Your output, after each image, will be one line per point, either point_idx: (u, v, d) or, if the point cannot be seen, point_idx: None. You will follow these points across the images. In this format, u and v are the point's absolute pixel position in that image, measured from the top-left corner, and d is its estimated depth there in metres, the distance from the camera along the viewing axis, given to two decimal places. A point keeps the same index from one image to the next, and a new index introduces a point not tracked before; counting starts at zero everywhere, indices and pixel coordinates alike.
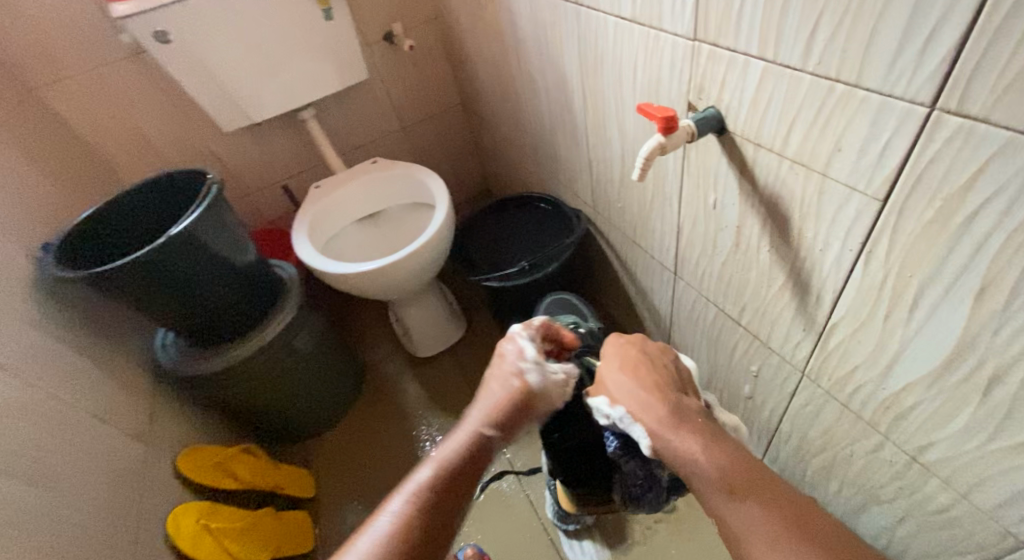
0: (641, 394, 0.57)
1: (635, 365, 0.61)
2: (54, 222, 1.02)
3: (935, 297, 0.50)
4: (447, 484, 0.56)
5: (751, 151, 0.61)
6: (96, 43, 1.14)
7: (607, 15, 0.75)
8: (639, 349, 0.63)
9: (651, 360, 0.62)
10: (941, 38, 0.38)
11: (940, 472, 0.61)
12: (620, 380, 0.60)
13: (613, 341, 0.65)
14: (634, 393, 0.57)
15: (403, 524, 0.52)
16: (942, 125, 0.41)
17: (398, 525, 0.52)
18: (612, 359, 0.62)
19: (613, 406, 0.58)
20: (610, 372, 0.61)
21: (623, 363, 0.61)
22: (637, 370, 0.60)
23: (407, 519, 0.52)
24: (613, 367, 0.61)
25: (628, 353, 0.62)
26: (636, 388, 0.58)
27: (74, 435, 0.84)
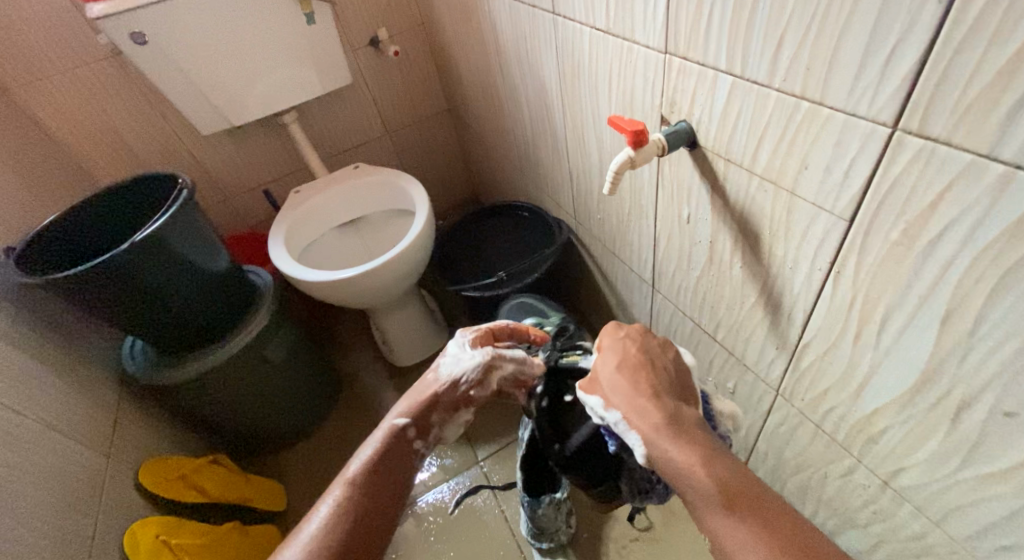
0: (638, 398, 0.54)
1: (635, 366, 0.57)
2: (20, 226, 0.99)
3: (902, 321, 0.48)
4: (377, 476, 0.58)
5: (722, 166, 0.60)
6: (70, 43, 1.12)
7: (583, 25, 0.73)
8: (640, 348, 0.59)
9: (651, 360, 0.58)
10: (903, 57, 0.37)
11: (912, 499, 0.59)
12: (616, 381, 0.56)
13: (611, 334, 0.61)
14: (630, 399, 0.54)
15: (337, 517, 0.53)
16: (904, 147, 0.40)
17: (332, 520, 0.53)
18: (610, 357, 0.59)
19: (608, 410, 0.56)
20: (607, 370, 0.58)
21: (623, 362, 0.58)
22: (636, 372, 0.56)
23: (341, 512, 0.53)
24: (611, 366, 0.58)
25: (628, 351, 0.59)
26: (634, 393, 0.54)
27: (28, 447, 0.81)
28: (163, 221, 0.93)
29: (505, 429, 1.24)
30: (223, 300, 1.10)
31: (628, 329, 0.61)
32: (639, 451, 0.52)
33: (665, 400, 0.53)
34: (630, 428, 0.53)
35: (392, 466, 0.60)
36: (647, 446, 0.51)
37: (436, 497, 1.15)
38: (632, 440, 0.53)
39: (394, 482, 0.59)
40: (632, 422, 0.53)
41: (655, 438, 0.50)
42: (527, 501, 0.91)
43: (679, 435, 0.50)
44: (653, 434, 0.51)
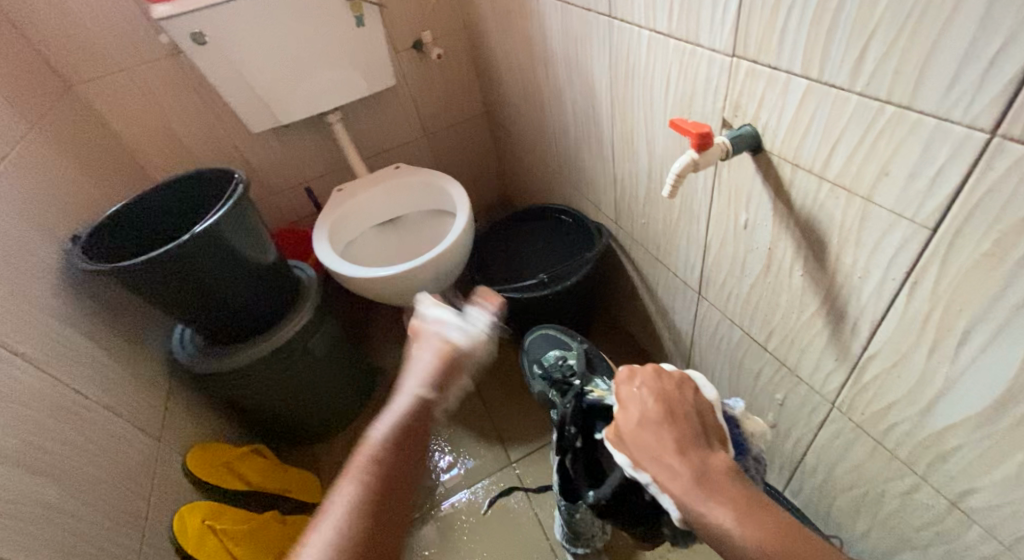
0: (664, 458, 0.52)
1: (658, 422, 0.55)
2: (83, 215, 1.03)
3: (987, 335, 0.47)
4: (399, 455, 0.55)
5: (789, 171, 0.59)
6: (134, 41, 1.16)
7: (642, 29, 0.73)
8: (659, 399, 0.57)
9: (672, 411, 0.56)
10: (1008, 62, 0.36)
11: (983, 521, 0.57)
12: (641, 438, 0.55)
13: (628, 387, 0.60)
14: (657, 458, 0.52)
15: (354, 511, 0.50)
16: (1003, 153, 0.39)
17: (354, 507, 0.50)
18: (630, 414, 0.57)
19: (639, 471, 0.55)
20: (631, 425, 0.57)
21: (643, 419, 0.56)
22: (656, 430, 0.54)
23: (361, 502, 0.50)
24: (631, 424, 0.56)
25: (644, 405, 0.57)
26: (657, 452, 0.53)
27: (89, 429, 0.84)
28: (221, 214, 0.95)
29: (539, 432, 1.24)
30: (271, 291, 1.12)
31: (642, 377, 0.60)
32: (674, 510, 0.52)
33: (690, 454, 0.52)
34: (662, 489, 0.52)
35: (413, 440, 0.57)
36: (679, 501, 0.50)
37: (469, 496, 1.16)
38: (665, 499, 0.52)
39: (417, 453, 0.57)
40: (662, 482, 0.51)
41: (685, 497, 0.49)
42: (562, 505, 0.89)
43: (709, 492, 0.48)
44: (681, 494, 0.49)
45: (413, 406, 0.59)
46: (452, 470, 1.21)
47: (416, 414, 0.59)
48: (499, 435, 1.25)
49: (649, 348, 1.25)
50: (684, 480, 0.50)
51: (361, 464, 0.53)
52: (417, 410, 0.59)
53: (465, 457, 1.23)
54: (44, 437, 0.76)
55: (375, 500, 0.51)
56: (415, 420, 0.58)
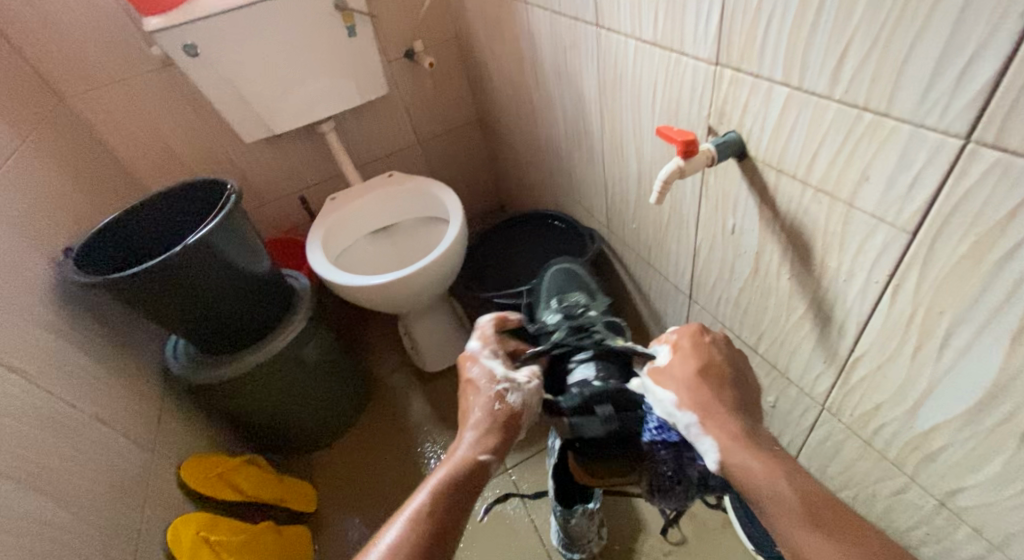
0: (719, 407, 0.54)
1: (716, 379, 0.57)
2: (76, 227, 1.03)
3: (967, 337, 0.47)
4: (442, 511, 0.54)
5: (773, 177, 0.60)
6: (126, 53, 1.16)
7: (628, 38, 0.74)
8: (723, 361, 0.59)
9: (732, 371, 0.58)
10: (977, 71, 0.37)
11: (971, 520, 0.58)
12: (697, 384, 0.56)
13: (695, 338, 0.61)
14: (712, 406, 0.54)
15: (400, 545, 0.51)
16: (977, 159, 0.39)
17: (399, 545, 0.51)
18: (691, 363, 0.58)
19: (679, 411, 0.55)
20: (689, 372, 0.57)
21: (703, 372, 0.57)
22: (715, 383, 0.56)
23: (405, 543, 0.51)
24: (691, 370, 0.57)
25: (710, 360, 0.58)
26: (711, 398, 0.55)
27: (81, 441, 0.84)
28: (213, 224, 0.95)
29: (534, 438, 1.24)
30: (264, 302, 1.12)
31: (712, 336, 0.61)
32: (710, 458, 0.51)
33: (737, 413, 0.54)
34: (704, 432, 0.52)
35: (459, 499, 0.56)
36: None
37: None
38: (703, 445, 0.52)
39: (460, 513, 0.55)
40: (707, 424, 0.53)
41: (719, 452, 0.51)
42: (557, 511, 0.90)
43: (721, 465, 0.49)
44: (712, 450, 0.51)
45: (464, 466, 0.57)
46: None
47: (462, 478, 0.57)
48: None
49: None
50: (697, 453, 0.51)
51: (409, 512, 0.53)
52: (466, 474, 0.57)
53: None
54: (35, 449, 0.75)
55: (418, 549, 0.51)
56: (468, 481, 0.57)
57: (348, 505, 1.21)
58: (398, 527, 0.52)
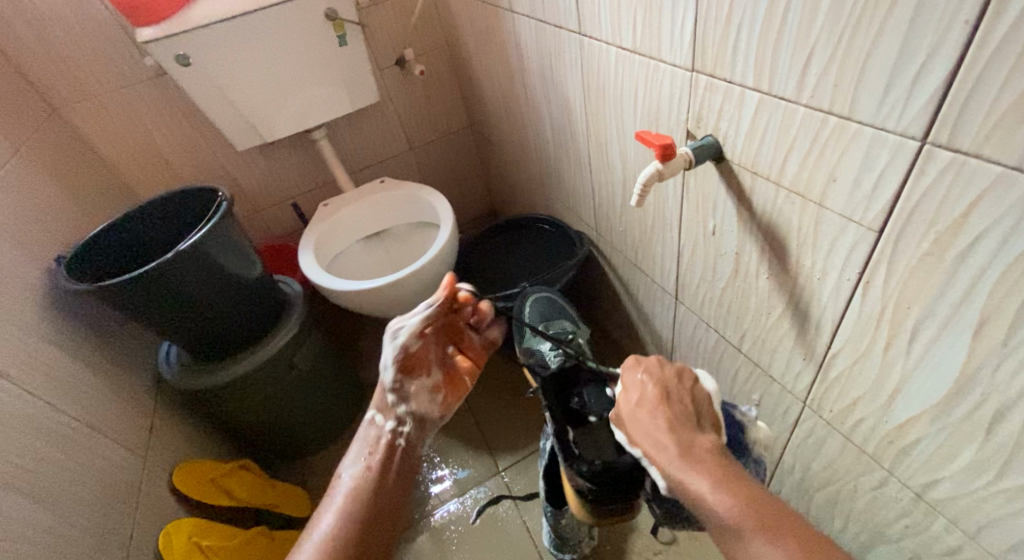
0: (655, 435, 0.55)
1: (653, 406, 0.58)
2: (69, 236, 1.04)
3: (933, 331, 0.49)
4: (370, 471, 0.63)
5: (749, 179, 0.61)
6: (118, 63, 1.18)
7: (609, 46, 0.76)
8: (657, 384, 0.60)
9: (668, 394, 0.59)
10: (930, 76, 0.39)
11: (946, 512, 0.59)
12: (638, 417, 0.58)
13: (632, 374, 0.62)
14: (649, 435, 0.56)
15: (342, 512, 0.59)
16: (934, 159, 0.41)
17: (344, 508, 0.59)
18: (629, 396, 0.60)
19: (632, 445, 0.59)
20: (629, 407, 0.60)
21: (641, 400, 0.59)
22: (652, 410, 0.57)
23: (349, 505, 0.60)
24: (631, 403, 0.60)
25: (644, 390, 0.60)
26: (648, 429, 0.56)
27: (73, 448, 0.85)
28: (204, 232, 0.97)
29: (526, 440, 1.25)
30: (257, 308, 1.13)
31: (646, 365, 0.63)
32: (660, 481, 0.55)
33: (680, 432, 0.55)
34: (652, 464, 0.55)
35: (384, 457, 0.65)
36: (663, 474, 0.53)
37: (458, 507, 1.16)
38: (654, 473, 0.55)
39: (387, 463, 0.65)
40: (652, 457, 0.55)
41: (670, 470, 0.52)
42: (549, 511, 0.91)
43: (693, 464, 0.51)
44: (668, 468, 0.52)
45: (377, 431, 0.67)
46: (441, 481, 1.21)
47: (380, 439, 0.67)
48: (487, 444, 1.26)
49: (634, 353, 1.27)
50: (671, 454, 0.53)
51: (337, 495, 0.61)
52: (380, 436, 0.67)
53: (454, 467, 1.23)
54: (27, 455, 0.76)
55: (359, 507, 0.60)
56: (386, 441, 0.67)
57: None
58: (337, 500, 0.60)
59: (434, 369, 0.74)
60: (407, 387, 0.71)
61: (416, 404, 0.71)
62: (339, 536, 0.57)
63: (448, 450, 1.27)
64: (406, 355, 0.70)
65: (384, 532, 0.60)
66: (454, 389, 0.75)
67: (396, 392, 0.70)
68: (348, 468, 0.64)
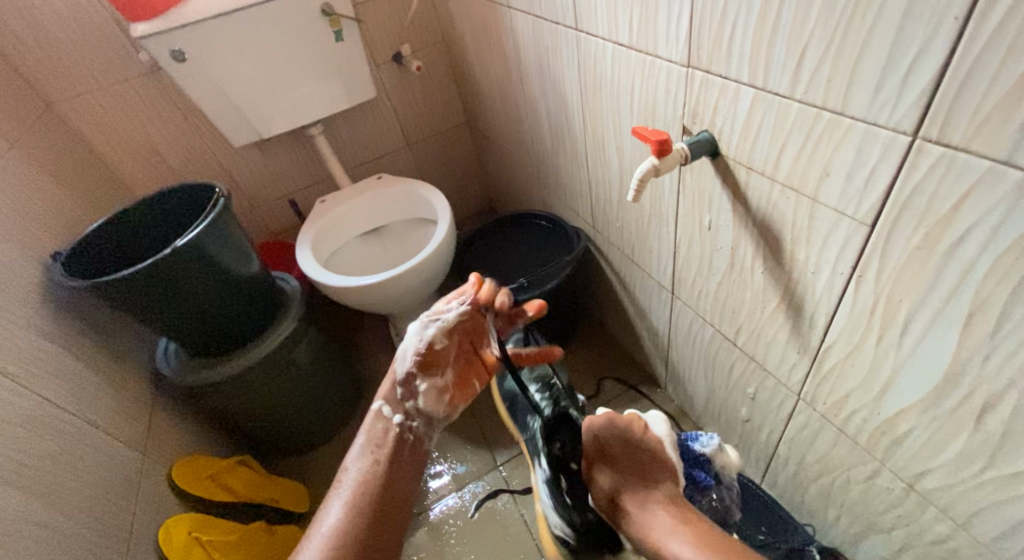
0: (611, 504, 0.60)
1: (606, 472, 0.62)
2: (65, 233, 1.04)
3: (925, 323, 0.50)
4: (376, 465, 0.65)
5: (744, 174, 0.62)
6: (112, 59, 1.17)
7: (606, 41, 0.76)
8: (605, 443, 0.64)
9: (617, 457, 0.63)
10: (921, 71, 0.39)
11: (937, 501, 0.60)
12: (599, 477, 0.62)
13: (585, 435, 0.66)
14: (609, 503, 0.61)
15: (348, 508, 0.60)
16: (925, 154, 0.42)
17: (350, 503, 0.61)
18: (586, 457, 0.65)
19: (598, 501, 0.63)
20: (587, 471, 0.64)
21: (594, 463, 0.63)
22: (604, 479, 0.62)
23: (357, 500, 0.61)
24: (589, 466, 0.64)
25: (596, 454, 0.64)
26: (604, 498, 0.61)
27: (72, 444, 0.85)
28: (201, 228, 0.97)
29: None
30: (255, 304, 1.13)
31: (594, 425, 0.66)
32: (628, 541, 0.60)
33: (630, 496, 0.60)
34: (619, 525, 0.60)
35: (392, 450, 0.67)
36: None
37: (457, 501, 1.17)
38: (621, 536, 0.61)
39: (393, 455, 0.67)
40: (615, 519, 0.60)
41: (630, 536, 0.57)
42: (546, 505, 0.91)
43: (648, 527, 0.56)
44: (629, 531, 0.58)
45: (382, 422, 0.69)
46: (440, 476, 1.22)
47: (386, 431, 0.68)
48: (486, 439, 1.27)
49: (630, 348, 1.28)
50: (630, 515, 0.58)
51: (342, 492, 0.62)
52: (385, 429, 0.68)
53: (453, 461, 1.24)
54: (26, 450, 0.76)
55: (366, 503, 0.61)
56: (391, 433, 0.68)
57: None
58: (342, 497, 0.61)
59: (451, 372, 0.72)
60: (418, 383, 0.71)
61: (423, 402, 0.71)
62: (348, 531, 0.58)
63: (446, 445, 1.28)
64: (426, 351, 0.70)
65: (391, 523, 0.62)
66: (461, 393, 0.73)
67: (405, 385, 0.71)
68: (352, 460, 0.65)
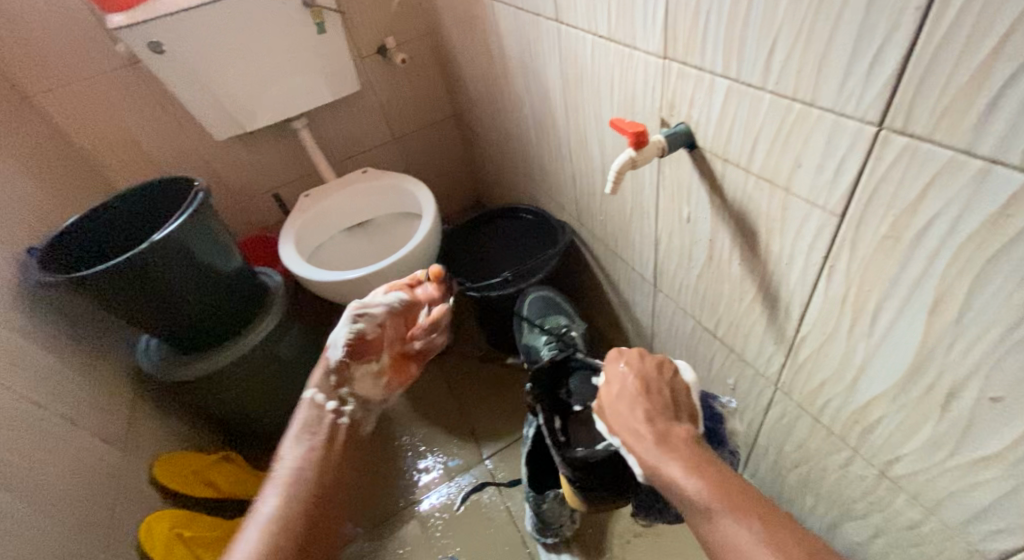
0: (635, 424, 0.57)
1: (633, 396, 0.60)
2: (41, 228, 1.03)
3: (893, 312, 0.50)
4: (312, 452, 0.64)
5: (720, 166, 0.62)
6: (89, 51, 1.15)
7: (586, 34, 0.76)
8: (637, 377, 0.62)
9: (648, 386, 0.61)
10: (885, 62, 0.40)
11: (907, 487, 0.61)
12: (618, 408, 0.60)
13: (614, 366, 0.64)
14: (629, 424, 0.57)
15: (282, 498, 0.58)
16: (890, 144, 0.42)
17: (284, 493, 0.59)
18: (611, 388, 0.62)
19: (612, 434, 0.60)
20: (612, 397, 0.62)
21: (621, 392, 0.61)
22: (632, 401, 0.59)
23: (291, 490, 0.59)
24: (614, 392, 0.62)
25: (625, 381, 0.62)
26: (629, 418, 0.58)
27: (49, 440, 0.84)
28: (180, 222, 0.96)
29: (510, 428, 1.26)
30: (237, 299, 1.12)
31: (627, 357, 0.64)
32: (637, 469, 0.56)
33: (656, 422, 0.57)
34: (629, 451, 0.57)
35: (330, 439, 0.66)
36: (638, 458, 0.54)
37: (443, 495, 1.17)
38: (631, 459, 0.57)
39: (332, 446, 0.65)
40: (630, 445, 0.56)
41: (647, 457, 0.54)
42: (530, 496, 0.92)
43: (666, 452, 0.53)
44: (644, 456, 0.54)
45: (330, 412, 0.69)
46: (429, 471, 1.22)
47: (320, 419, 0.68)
48: (472, 432, 1.27)
49: (616, 341, 1.28)
50: (647, 442, 0.55)
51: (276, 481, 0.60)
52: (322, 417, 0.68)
53: (439, 455, 1.24)
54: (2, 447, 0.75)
55: (299, 491, 0.59)
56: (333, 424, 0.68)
57: None
58: (274, 488, 0.59)
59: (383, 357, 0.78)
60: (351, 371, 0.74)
61: (359, 387, 0.75)
62: (283, 517, 0.56)
63: (432, 439, 1.28)
64: (358, 339, 0.73)
65: (329, 511, 0.60)
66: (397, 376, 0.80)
67: (341, 373, 0.73)
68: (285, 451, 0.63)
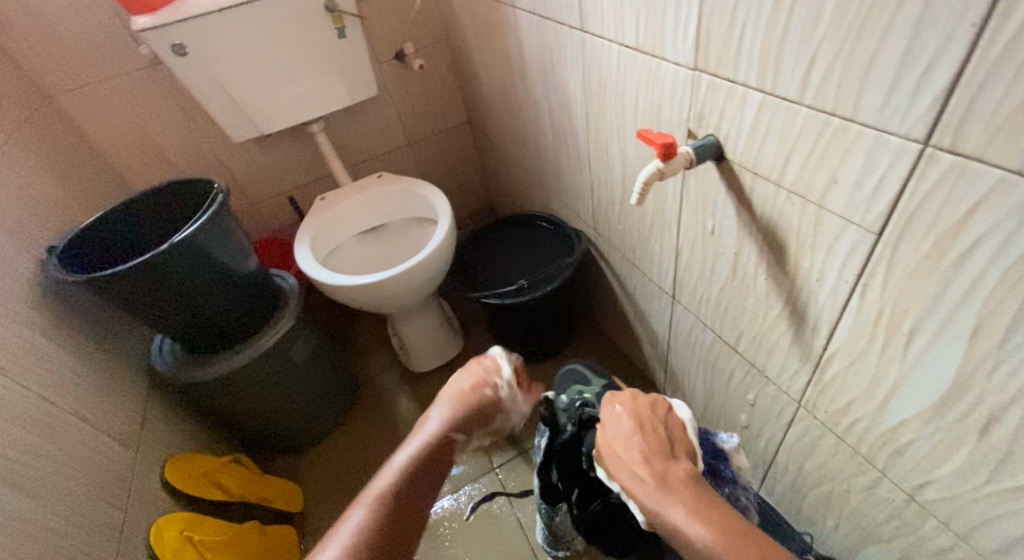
0: (632, 468, 0.56)
1: (629, 437, 0.58)
2: (61, 227, 1.03)
3: (930, 334, 0.49)
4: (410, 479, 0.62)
5: (750, 179, 0.61)
6: (112, 51, 1.16)
7: (611, 43, 0.76)
8: (632, 417, 0.60)
9: (643, 426, 0.59)
10: (932, 80, 0.39)
11: (937, 512, 0.59)
12: (613, 451, 0.58)
13: (608, 408, 0.63)
14: (627, 468, 0.56)
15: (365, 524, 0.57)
16: (935, 162, 0.41)
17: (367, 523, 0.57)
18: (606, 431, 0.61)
19: (612, 480, 0.59)
20: (606, 441, 0.60)
21: (616, 434, 0.60)
22: (627, 445, 0.58)
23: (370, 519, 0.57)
24: (609, 436, 0.60)
25: (620, 423, 0.60)
26: (625, 464, 0.56)
27: (64, 440, 0.84)
28: (200, 224, 0.96)
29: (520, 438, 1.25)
30: (252, 301, 1.12)
31: (619, 399, 0.63)
32: (641, 517, 0.54)
33: (654, 463, 0.55)
34: (631, 496, 0.55)
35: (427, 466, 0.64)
36: (644, 507, 0.53)
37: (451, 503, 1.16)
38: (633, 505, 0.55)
39: (431, 479, 0.64)
40: (631, 490, 0.55)
41: (650, 503, 0.52)
42: (544, 510, 0.90)
43: (668, 494, 0.52)
44: (647, 499, 0.53)
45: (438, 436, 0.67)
46: None
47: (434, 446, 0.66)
48: None
49: (630, 351, 1.27)
50: (648, 486, 0.53)
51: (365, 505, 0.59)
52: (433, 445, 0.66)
53: None
54: (18, 447, 0.75)
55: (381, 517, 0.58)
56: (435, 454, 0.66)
57: (336, 506, 1.21)
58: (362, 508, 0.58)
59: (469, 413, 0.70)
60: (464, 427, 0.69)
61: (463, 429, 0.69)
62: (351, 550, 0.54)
63: None
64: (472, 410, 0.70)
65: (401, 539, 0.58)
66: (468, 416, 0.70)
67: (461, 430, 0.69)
68: (388, 470, 0.63)
